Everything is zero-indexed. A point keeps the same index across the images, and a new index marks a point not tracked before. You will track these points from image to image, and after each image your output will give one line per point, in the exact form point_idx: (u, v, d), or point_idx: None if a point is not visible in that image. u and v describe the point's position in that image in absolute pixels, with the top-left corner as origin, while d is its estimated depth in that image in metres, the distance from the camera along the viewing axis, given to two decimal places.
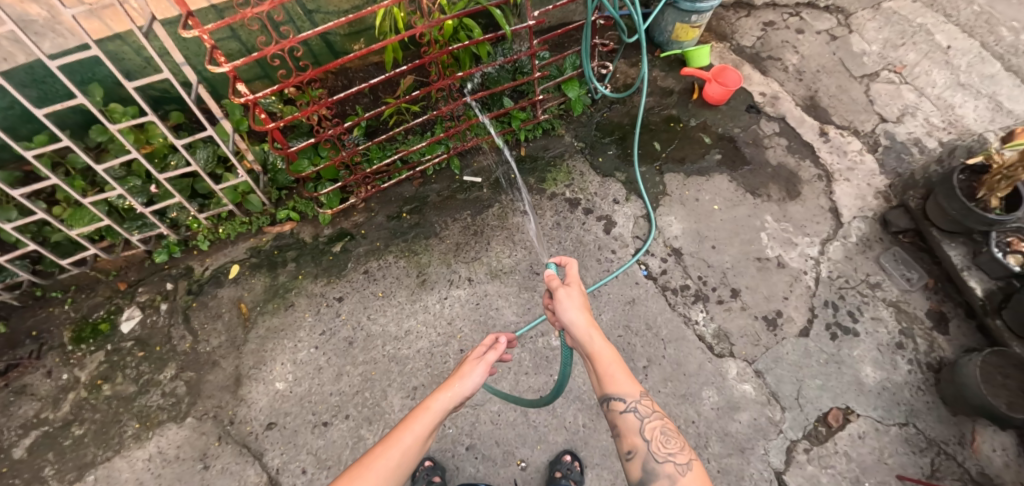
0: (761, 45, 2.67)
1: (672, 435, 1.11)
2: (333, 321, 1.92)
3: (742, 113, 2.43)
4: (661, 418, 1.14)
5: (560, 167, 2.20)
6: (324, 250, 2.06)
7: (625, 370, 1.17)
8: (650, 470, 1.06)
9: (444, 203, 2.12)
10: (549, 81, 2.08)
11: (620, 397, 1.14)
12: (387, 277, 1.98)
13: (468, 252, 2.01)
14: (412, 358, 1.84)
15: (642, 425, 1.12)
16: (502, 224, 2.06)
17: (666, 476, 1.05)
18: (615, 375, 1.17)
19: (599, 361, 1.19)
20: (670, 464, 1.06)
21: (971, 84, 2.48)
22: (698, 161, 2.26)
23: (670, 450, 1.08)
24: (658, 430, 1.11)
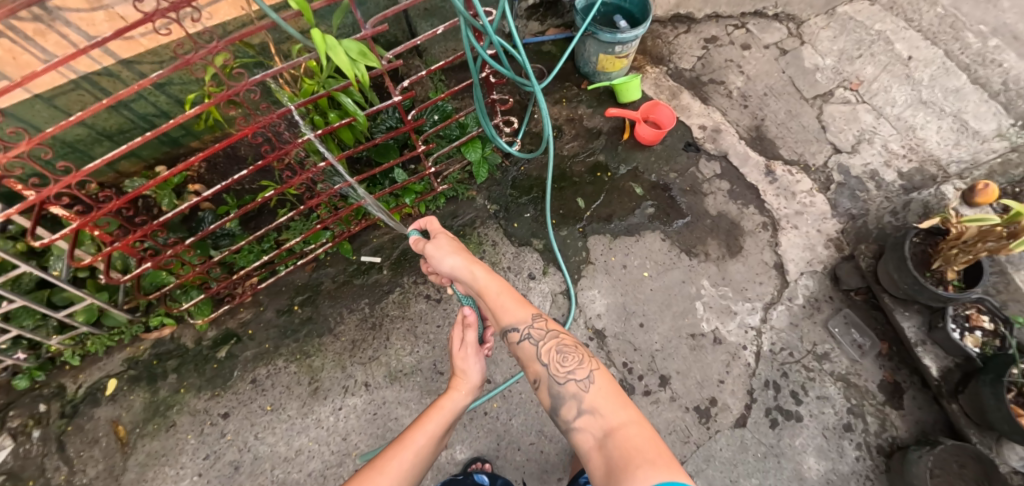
0: (702, 66, 2.39)
1: (569, 352, 1.24)
2: (218, 442, 1.73)
3: (680, 153, 2.16)
4: (558, 336, 1.28)
5: (471, 237, 1.95)
6: (208, 356, 1.84)
7: (515, 298, 1.35)
8: (556, 392, 1.18)
9: (339, 290, 1.90)
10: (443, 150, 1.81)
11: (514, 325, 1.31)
12: (275, 387, 1.78)
13: (365, 350, 1.80)
14: (303, 483, 1.65)
15: (539, 347, 1.26)
16: (403, 313, 1.84)
17: (572, 396, 1.16)
18: (505, 306, 1.34)
19: (489, 296, 1.37)
20: (572, 384, 1.17)
21: (934, 101, 2.23)
22: (627, 217, 2.01)
23: (569, 368, 1.20)
24: (555, 351, 1.24)
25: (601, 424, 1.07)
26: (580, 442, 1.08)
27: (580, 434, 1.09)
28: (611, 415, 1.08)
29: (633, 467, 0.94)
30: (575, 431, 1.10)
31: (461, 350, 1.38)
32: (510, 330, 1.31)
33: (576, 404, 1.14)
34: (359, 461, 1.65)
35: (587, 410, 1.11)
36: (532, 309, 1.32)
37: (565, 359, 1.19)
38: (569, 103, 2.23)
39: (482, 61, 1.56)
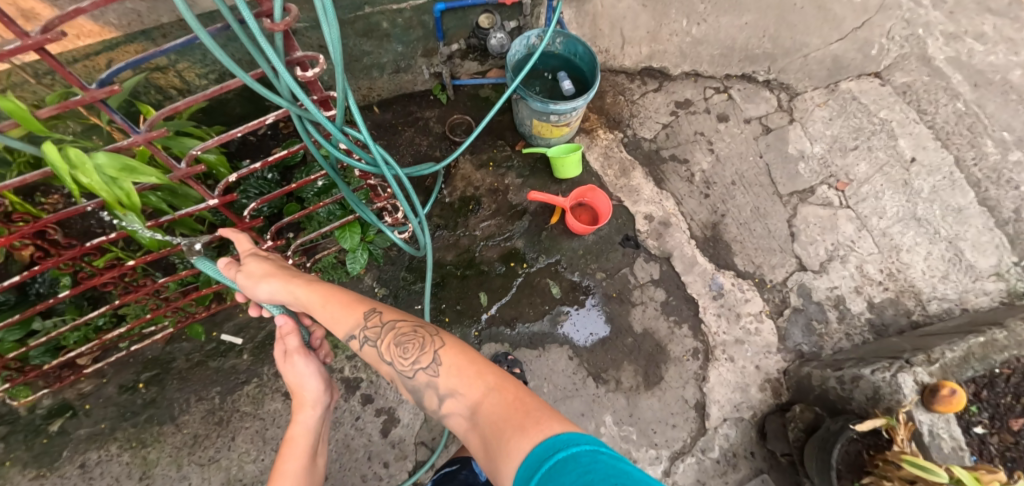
0: (666, 137, 2.01)
1: (407, 337, 0.98)
2: None
3: (615, 247, 1.82)
4: (397, 322, 1.02)
5: None
6: (39, 428, 1.63)
7: (338, 298, 1.07)
8: (410, 388, 0.93)
9: (191, 371, 1.67)
10: (309, 236, 1.52)
11: (348, 334, 1.02)
12: (103, 477, 1.58)
13: (206, 449, 1.59)
14: None
15: (378, 348, 0.99)
16: (255, 412, 1.62)
17: (428, 387, 0.92)
18: (333, 316, 1.05)
19: (313, 307, 1.08)
20: (421, 373, 0.93)
21: (929, 219, 1.89)
22: (534, 324, 1.72)
23: (411, 357, 0.95)
24: (393, 344, 0.98)
25: (467, 404, 0.86)
26: (455, 428, 0.88)
27: (452, 420, 0.88)
28: (470, 390, 0.86)
29: (505, 443, 0.75)
30: (449, 419, 0.89)
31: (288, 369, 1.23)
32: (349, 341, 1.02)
33: (433, 392, 0.90)
34: None
35: (446, 394, 0.89)
36: (362, 307, 1.04)
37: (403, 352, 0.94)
38: (495, 169, 1.90)
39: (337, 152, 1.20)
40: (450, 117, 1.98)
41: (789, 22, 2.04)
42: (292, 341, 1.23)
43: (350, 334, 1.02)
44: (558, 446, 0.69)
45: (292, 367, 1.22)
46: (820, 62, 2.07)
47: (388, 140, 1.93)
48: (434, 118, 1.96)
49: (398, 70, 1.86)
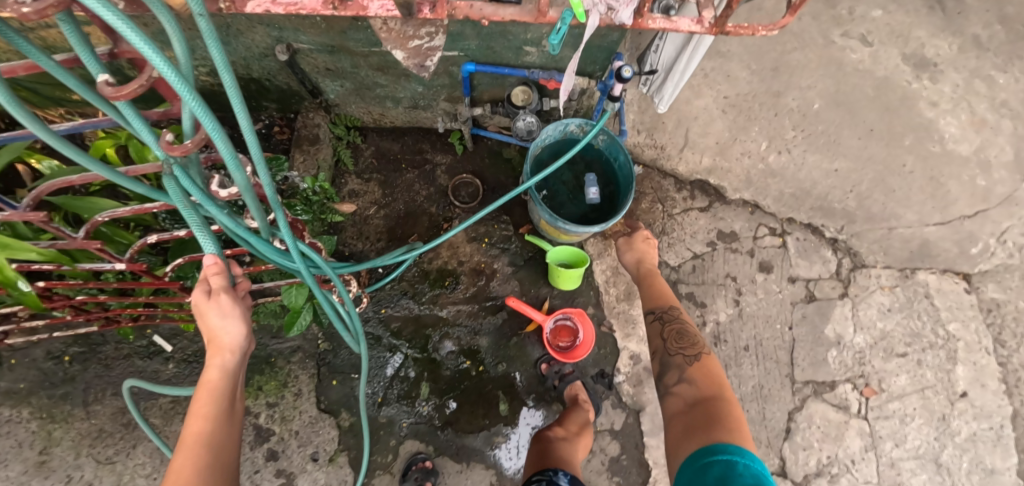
0: (691, 270, 1.73)
1: (685, 334, 1.34)
2: None
3: (584, 379, 1.62)
4: (683, 322, 1.37)
5: (276, 373, 1.56)
6: None
7: (659, 286, 1.49)
8: (664, 365, 1.28)
9: (116, 362, 1.61)
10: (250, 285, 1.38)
11: (657, 307, 1.43)
12: (8, 437, 1.53)
13: (107, 446, 1.55)
14: None
15: (665, 327, 1.37)
16: (161, 427, 1.56)
17: (676, 367, 1.26)
18: (649, 294, 1.49)
19: (643, 281, 1.54)
20: (680, 357, 1.27)
21: (953, 470, 1.60)
22: (468, 436, 1.57)
23: (681, 346, 1.30)
24: (677, 333, 1.34)
25: (690, 391, 1.18)
26: (669, 404, 1.19)
27: (671, 396, 1.20)
28: (704, 387, 1.17)
29: (710, 430, 1.02)
30: (669, 394, 1.21)
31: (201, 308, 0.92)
32: (649, 310, 1.44)
33: (676, 373, 1.24)
34: None
35: (684, 379, 1.22)
36: (670, 304, 1.42)
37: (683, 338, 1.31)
38: (489, 248, 1.69)
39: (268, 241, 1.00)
40: (461, 170, 1.75)
41: (887, 184, 1.73)
42: (219, 279, 0.92)
43: (651, 308, 1.44)
44: (717, 451, 0.95)
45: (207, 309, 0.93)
46: (905, 241, 1.73)
47: (387, 177, 1.72)
48: (443, 166, 1.74)
49: (416, 106, 1.62)
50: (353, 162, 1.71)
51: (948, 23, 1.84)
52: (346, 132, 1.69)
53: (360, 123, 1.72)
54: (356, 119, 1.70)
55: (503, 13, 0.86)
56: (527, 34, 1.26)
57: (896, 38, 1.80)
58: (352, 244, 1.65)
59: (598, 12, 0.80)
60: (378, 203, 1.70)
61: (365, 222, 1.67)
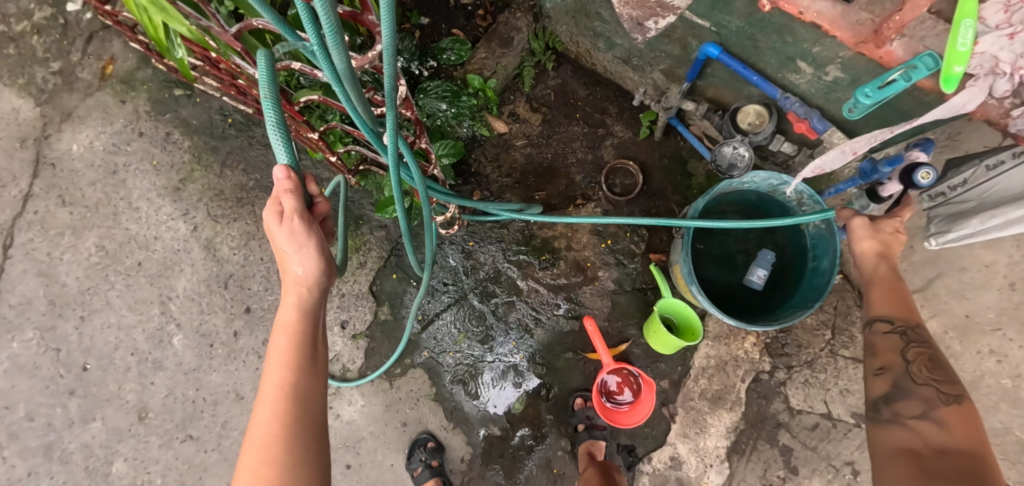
0: (810, 427, 1.32)
1: (945, 363, 0.86)
2: (120, 141, 1.84)
3: (610, 441, 1.40)
4: (936, 346, 0.88)
5: (356, 234, 1.58)
6: (171, 86, 1.85)
7: (900, 288, 0.95)
8: (901, 390, 0.85)
9: (258, 146, 1.76)
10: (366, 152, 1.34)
11: (888, 317, 0.94)
12: (172, 156, 1.81)
13: (220, 205, 1.74)
14: (119, 229, 1.80)
15: (909, 346, 0.89)
16: (258, 218, 1.72)
17: (922, 399, 0.82)
18: (879, 297, 0.96)
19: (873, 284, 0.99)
20: (931, 388, 0.83)
21: None
22: (470, 403, 1.49)
23: (937, 377, 0.84)
24: (927, 356, 0.87)
25: (936, 436, 0.76)
26: (893, 438, 0.81)
27: (901, 430, 0.81)
28: (960, 434, 0.74)
29: None
30: (897, 426, 0.82)
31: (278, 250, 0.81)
32: (874, 324, 0.95)
33: (920, 404, 0.81)
34: (144, 261, 1.77)
35: (933, 416, 0.79)
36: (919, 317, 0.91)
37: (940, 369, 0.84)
38: (605, 250, 1.45)
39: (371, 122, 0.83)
40: (631, 156, 1.47)
41: None
42: (290, 199, 0.75)
43: (886, 319, 0.94)
44: None
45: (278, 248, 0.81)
46: None
47: (554, 117, 1.51)
48: (615, 140, 1.48)
49: (628, 62, 1.35)
50: (532, 84, 1.53)
51: None
52: (542, 50, 1.50)
53: (562, 48, 1.51)
54: (559, 41, 1.49)
55: (810, 7, 0.80)
56: (812, 46, 0.91)
57: None
58: (482, 164, 1.52)
59: (982, 89, 0.74)
60: (529, 139, 1.52)
61: (506, 151, 1.52)
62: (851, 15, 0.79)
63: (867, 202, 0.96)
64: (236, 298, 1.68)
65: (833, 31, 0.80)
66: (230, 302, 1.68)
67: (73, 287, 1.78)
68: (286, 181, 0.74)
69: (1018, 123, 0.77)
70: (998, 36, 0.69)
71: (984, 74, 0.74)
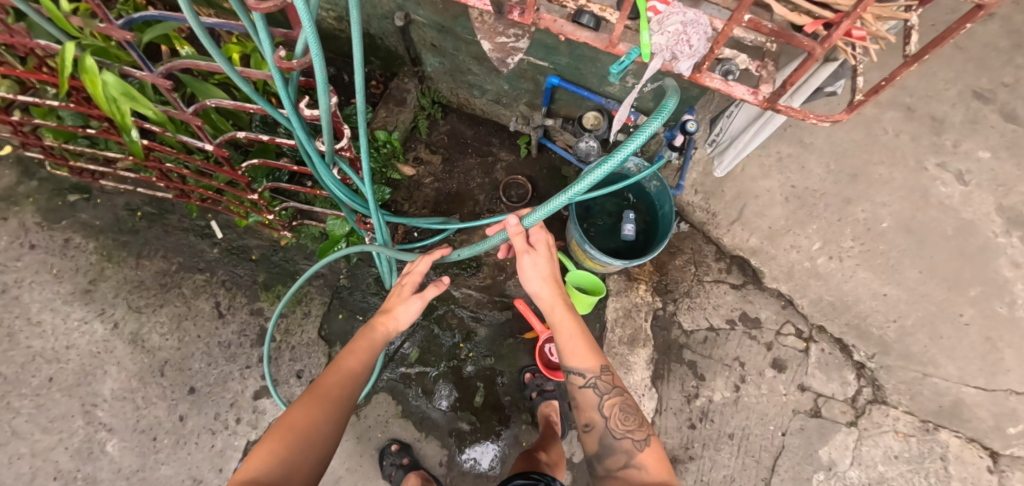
0: (702, 340, 1.71)
1: (632, 410, 1.08)
2: (7, 259, 1.74)
3: (561, 402, 1.64)
4: (622, 392, 1.10)
5: (295, 289, 1.73)
6: (62, 194, 1.82)
7: (584, 339, 1.11)
8: (606, 446, 1.05)
9: (172, 231, 1.80)
10: (302, 205, 1.58)
11: (577, 370, 1.10)
12: (74, 261, 1.76)
13: (142, 297, 1.74)
14: (16, 348, 1.67)
15: (603, 402, 1.08)
16: (187, 299, 1.73)
17: (623, 451, 1.05)
18: (574, 349, 1.10)
19: (560, 333, 1.13)
20: (627, 440, 1.04)
21: None
22: (436, 410, 1.64)
23: (629, 427, 1.06)
24: (617, 408, 1.08)
25: (639, 477, 1.00)
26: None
27: (615, 481, 1.02)
28: (654, 474, 1.00)
29: None
30: (613, 479, 1.02)
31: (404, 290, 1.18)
32: (572, 377, 1.10)
33: (622, 455, 1.04)
34: (53, 374, 1.65)
35: (633, 463, 1.02)
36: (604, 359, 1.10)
37: (625, 413, 1.08)
38: (519, 248, 1.76)
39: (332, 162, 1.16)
40: (519, 172, 1.83)
41: (936, 329, 1.62)
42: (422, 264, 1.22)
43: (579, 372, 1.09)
44: None
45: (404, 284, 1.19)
46: (934, 393, 1.63)
47: (452, 155, 1.85)
48: (503, 163, 1.84)
49: (499, 102, 1.74)
50: (427, 132, 1.86)
51: None
52: (429, 105, 1.84)
53: (445, 101, 1.87)
54: (442, 96, 1.85)
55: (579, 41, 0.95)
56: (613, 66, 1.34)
57: (997, 186, 1.66)
58: (401, 204, 1.78)
59: (661, 59, 0.76)
60: (434, 176, 1.82)
61: (417, 188, 1.81)
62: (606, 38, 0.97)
63: (672, 155, 1.40)
64: (176, 382, 1.66)
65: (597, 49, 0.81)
66: (171, 387, 1.66)
67: None
68: (441, 287, 1.15)
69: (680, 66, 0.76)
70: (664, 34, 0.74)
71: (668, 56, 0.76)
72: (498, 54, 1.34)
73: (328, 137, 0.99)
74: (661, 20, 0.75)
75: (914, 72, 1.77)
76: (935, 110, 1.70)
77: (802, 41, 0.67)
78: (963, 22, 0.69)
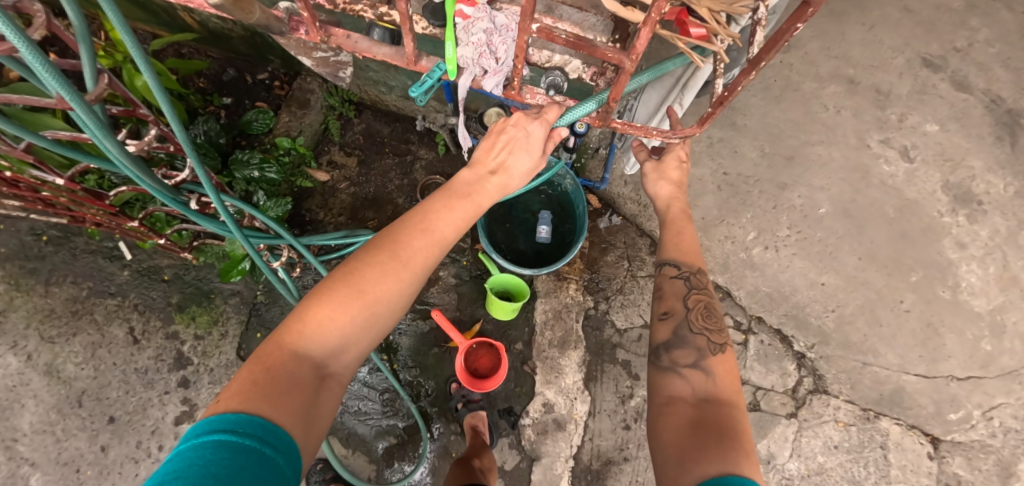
0: (636, 339, 1.65)
1: (715, 315, 1.01)
2: None
3: (489, 409, 1.60)
4: (710, 294, 1.03)
5: (211, 309, 1.69)
6: None
7: (693, 238, 1.09)
8: (680, 337, 0.96)
9: (80, 254, 1.70)
10: (195, 226, 1.49)
11: (673, 262, 1.06)
12: None
13: (54, 325, 1.64)
14: None
15: (689, 293, 1.02)
16: (101, 324, 1.66)
17: (694, 347, 0.94)
18: (673, 241, 1.09)
19: (669, 226, 1.11)
20: (702, 338, 0.96)
21: None
22: (362, 425, 1.59)
23: (707, 327, 0.98)
24: (705, 308, 1.01)
25: (704, 384, 0.87)
26: (669, 384, 0.89)
27: (677, 376, 0.90)
28: (724, 383, 0.88)
29: (691, 453, 0.72)
30: (673, 373, 0.90)
31: (512, 140, 0.90)
32: (665, 266, 1.07)
33: (692, 353, 0.93)
34: None
35: (700, 366, 0.91)
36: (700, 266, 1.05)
37: (711, 314, 1.00)
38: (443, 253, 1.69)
39: (174, 195, 1.08)
40: (439, 170, 1.73)
41: (874, 316, 1.56)
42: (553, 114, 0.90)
43: (673, 264, 1.06)
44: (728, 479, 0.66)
45: (528, 131, 0.90)
46: (878, 382, 1.55)
47: (368, 156, 1.74)
48: (423, 161, 1.74)
49: (410, 98, 1.62)
50: (340, 133, 1.75)
51: (1013, 162, 1.57)
52: (340, 104, 1.73)
53: (357, 98, 1.75)
54: (353, 94, 1.73)
55: (377, 50, 0.89)
56: None
57: (943, 161, 1.57)
58: (317, 213, 1.69)
59: (469, 74, 0.85)
60: (350, 179, 1.72)
61: (332, 194, 1.71)
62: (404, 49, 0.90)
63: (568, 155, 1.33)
64: (96, 411, 1.61)
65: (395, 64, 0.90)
66: (90, 418, 1.61)
67: None
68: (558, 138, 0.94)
69: (487, 82, 0.86)
70: (472, 48, 0.83)
71: (471, 65, 0.85)
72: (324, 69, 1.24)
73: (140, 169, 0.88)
74: (467, 28, 0.82)
75: (856, 42, 1.65)
76: (879, 81, 1.62)
77: (608, 55, 0.69)
78: (794, 22, 0.63)
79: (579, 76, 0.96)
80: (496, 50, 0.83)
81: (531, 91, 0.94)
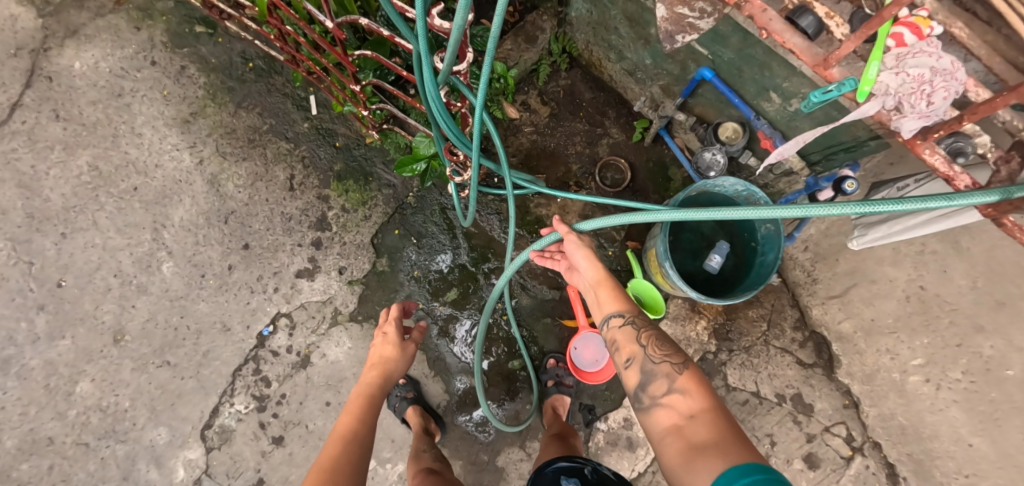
0: (742, 402, 1.57)
1: (667, 337, 0.96)
2: (131, 66, 1.80)
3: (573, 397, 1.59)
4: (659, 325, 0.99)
5: (364, 190, 1.75)
6: (191, 23, 1.83)
7: (614, 287, 1.06)
8: (646, 373, 0.91)
9: (273, 93, 1.81)
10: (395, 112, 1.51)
11: (613, 314, 1.02)
12: (185, 89, 1.80)
13: (232, 145, 1.77)
14: (117, 152, 1.76)
15: (640, 333, 0.97)
16: (266, 160, 1.77)
17: (663, 374, 0.90)
18: (610, 298, 1.05)
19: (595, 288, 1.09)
20: (665, 364, 0.91)
21: None
22: (452, 355, 1.65)
23: (666, 350, 0.93)
24: (656, 337, 0.96)
25: (683, 405, 0.84)
26: (657, 419, 0.85)
27: (659, 409, 0.86)
28: (699, 396, 0.84)
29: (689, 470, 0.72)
30: (657, 407, 0.87)
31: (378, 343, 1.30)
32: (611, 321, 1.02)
33: (665, 381, 0.88)
34: (139, 187, 1.74)
35: (676, 389, 0.87)
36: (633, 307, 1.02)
37: (666, 340, 0.95)
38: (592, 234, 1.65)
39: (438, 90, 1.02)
40: (622, 155, 1.68)
41: None
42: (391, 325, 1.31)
43: (617, 314, 1.02)
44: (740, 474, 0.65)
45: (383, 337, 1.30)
46: None
47: (561, 112, 1.71)
48: (611, 140, 1.69)
49: (633, 74, 1.56)
50: (545, 80, 1.72)
51: None
52: (558, 52, 1.69)
53: (576, 53, 1.71)
54: (575, 47, 1.68)
55: (789, 37, 0.98)
56: (783, 81, 1.16)
57: None
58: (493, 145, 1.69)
59: (881, 102, 0.96)
60: (535, 127, 1.70)
61: (514, 134, 1.70)
62: (814, 48, 0.98)
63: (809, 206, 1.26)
64: (235, 233, 1.74)
65: (800, 57, 0.99)
66: (229, 236, 1.74)
67: (53, 200, 1.72)
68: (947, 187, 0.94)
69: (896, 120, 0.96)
70: (900, 78, 0.93)
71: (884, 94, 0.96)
72: (670, 27, 1.15)
73: (450, 60, 0.83)
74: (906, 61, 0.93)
75: None
76: None
77: None
78: None
79: (982, 153, 0.96)
80: (931, 92, 0.90)
81: (934, 148, 0.95)
